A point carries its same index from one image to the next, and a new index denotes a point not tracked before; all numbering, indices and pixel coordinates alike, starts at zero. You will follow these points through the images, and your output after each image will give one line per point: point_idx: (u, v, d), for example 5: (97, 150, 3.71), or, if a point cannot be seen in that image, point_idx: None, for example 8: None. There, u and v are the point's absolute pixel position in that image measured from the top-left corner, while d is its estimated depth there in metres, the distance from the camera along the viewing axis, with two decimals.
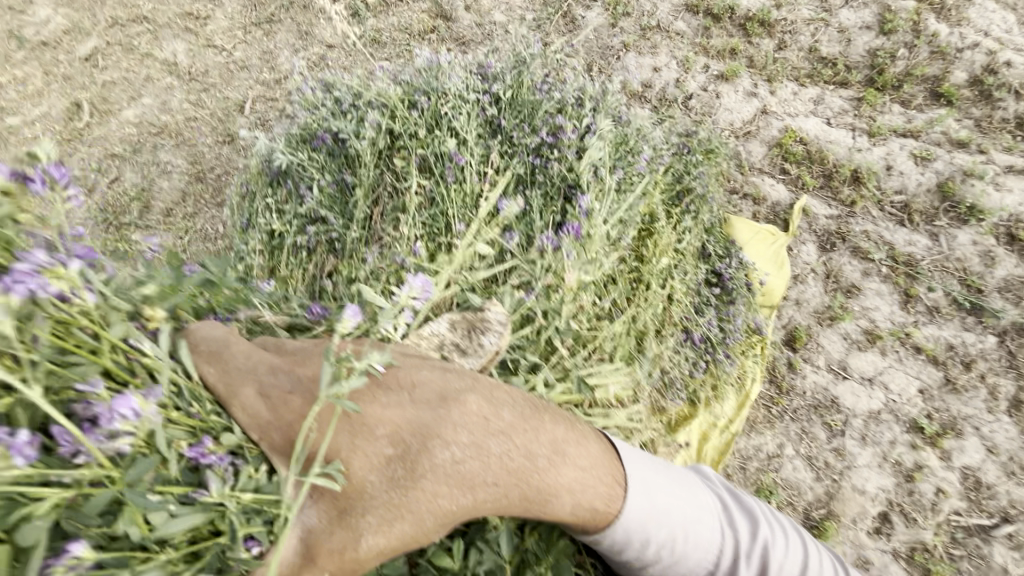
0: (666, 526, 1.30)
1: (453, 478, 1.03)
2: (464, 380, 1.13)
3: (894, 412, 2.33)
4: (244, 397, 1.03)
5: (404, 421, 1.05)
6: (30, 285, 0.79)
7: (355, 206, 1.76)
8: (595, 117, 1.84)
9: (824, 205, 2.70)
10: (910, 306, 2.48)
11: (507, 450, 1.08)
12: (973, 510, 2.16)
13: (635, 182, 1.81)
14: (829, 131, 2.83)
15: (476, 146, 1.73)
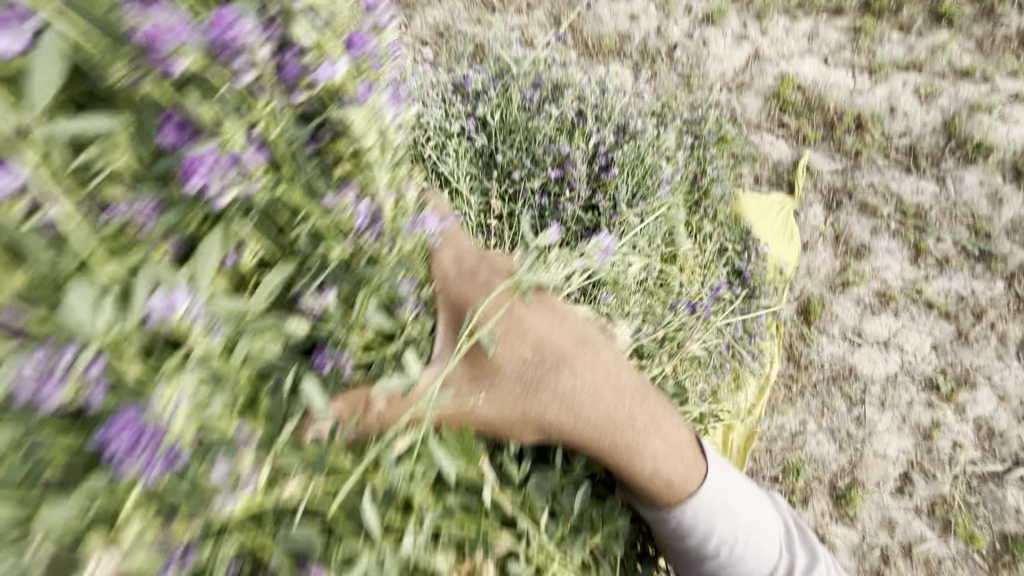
0: (731, 523, 1.32)
1: (567, 407, 1.07)
2: (600, 339, 1.18)
3: (910, 373, 2.34)
4: (446, 268, 1.10)
5: (553, 338, 1.09)
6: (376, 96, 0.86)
7: None
8: (600, 136, 1.68)
9: (827, 160, 2.53)
10: (920, 260, 2.42)
11: (615, 405, 1.12)
12: (987, 458, 2.25)
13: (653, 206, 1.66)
14: (827, 73, 2.60)
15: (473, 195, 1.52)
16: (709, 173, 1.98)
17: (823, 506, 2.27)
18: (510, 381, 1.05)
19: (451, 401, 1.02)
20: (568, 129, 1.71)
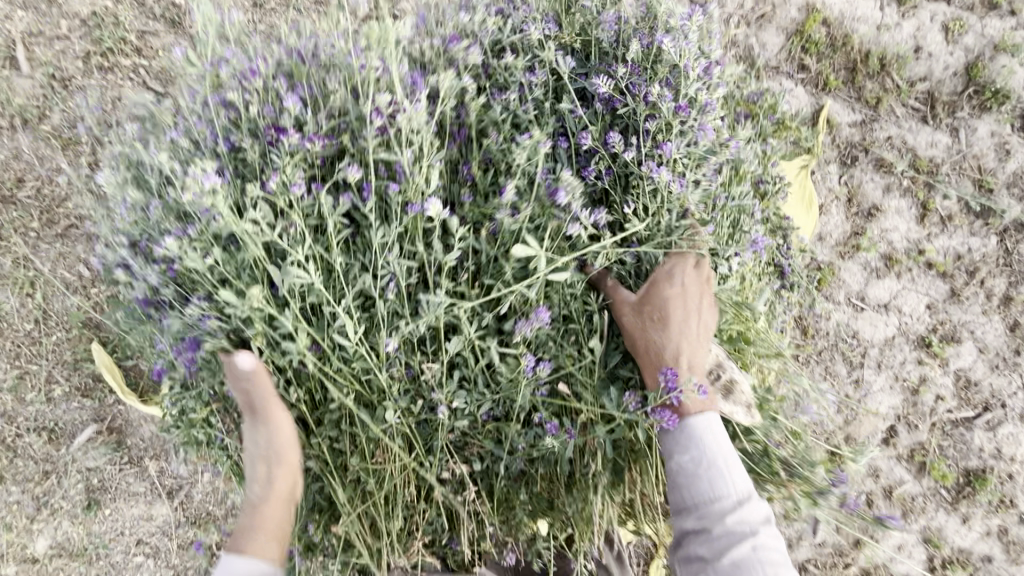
0: (706, 478, 1.47)
1: (659, 302, 1.60)
2: (693, 339, 1.61)
3: (905, 333, 2.39)
4: (696, 267, 1.64)
5: (694, 287, 1.63)
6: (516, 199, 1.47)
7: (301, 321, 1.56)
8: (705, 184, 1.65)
9: (846, 110, 2.31)
10: (926, 220, 2.37)
11: (682, 326, 1.61)
12: (962, 406, 2.43)
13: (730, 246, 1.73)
14: (855, 4, 2.27)
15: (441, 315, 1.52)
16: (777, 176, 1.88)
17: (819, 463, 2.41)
18: (673, 331, 1.59)
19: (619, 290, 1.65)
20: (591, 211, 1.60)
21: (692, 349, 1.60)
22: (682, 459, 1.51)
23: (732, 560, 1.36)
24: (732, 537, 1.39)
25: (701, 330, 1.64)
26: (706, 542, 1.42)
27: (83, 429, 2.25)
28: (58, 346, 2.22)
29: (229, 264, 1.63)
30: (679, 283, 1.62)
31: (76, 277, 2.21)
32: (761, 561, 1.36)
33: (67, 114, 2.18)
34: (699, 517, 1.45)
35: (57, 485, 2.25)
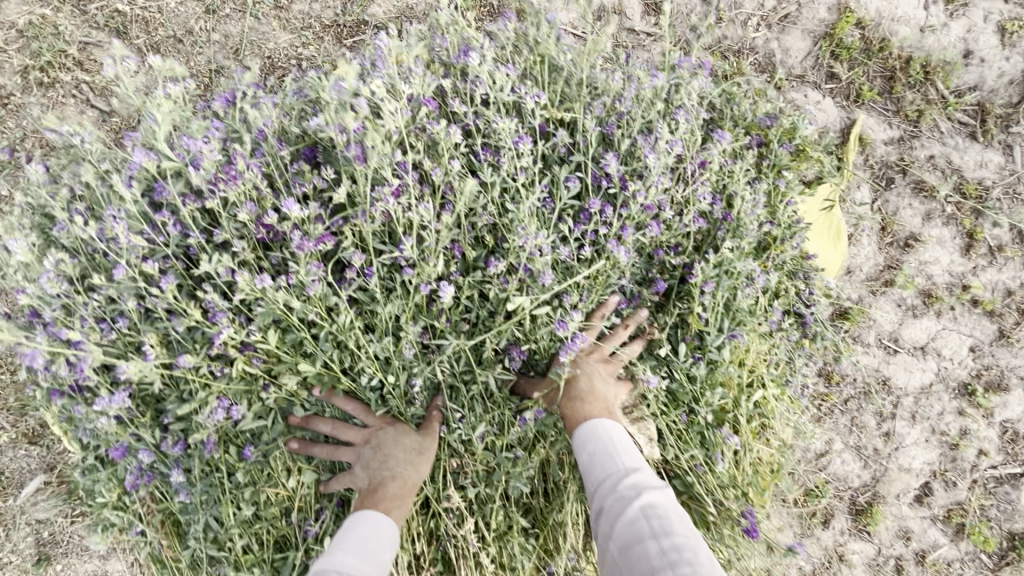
0: (592, 451, 1.03)
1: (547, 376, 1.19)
2: (589, 398, 1.12)
3: (945, 379, 2.10)
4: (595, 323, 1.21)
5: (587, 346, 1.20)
6: (528, 238, 1.11)
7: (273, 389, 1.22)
8: (697, 210, 1.25)
9: (882, 126, 2.00)
10: (972, 251, 2.06)
11: (571, 386, 1.14)
12: (1008, 461, 2.14)
13: (731, 305, 1.28)
14: (895, 1, 1.96)
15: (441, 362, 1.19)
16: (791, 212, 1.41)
17: (843, 524, 2.14)
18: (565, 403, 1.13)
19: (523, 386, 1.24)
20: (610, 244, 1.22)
21: (586, 408, 1.11)
22: (579, 459, 1.05)
23: (621, 531, 0.87)
24: (620, 509, 0.90)
25: (616, 404, 1.15)
26: (597, 521, 0.93)
27: (31, 479, 2.07)
28: (2, 390, 2.04)
29: (172, 340, 1.25)
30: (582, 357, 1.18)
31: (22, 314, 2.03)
32: (654, 524, 0.86)
33: (3, 135, 1.94)
34: (595, 502, 0.96)
35: (4, 537, 2.08)
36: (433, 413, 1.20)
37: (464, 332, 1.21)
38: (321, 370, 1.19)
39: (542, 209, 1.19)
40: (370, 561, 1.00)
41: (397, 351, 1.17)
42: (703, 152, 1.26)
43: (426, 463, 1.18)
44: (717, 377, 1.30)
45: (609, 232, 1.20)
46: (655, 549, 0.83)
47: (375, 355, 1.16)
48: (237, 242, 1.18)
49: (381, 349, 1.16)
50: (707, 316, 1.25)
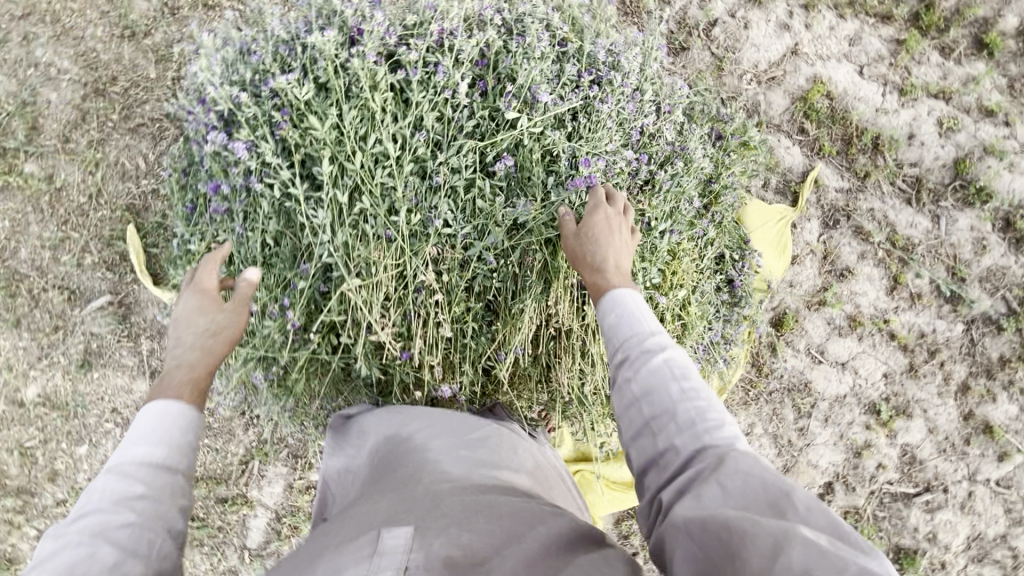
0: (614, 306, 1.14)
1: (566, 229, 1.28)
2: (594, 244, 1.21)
3: (857, 395, 2.49)
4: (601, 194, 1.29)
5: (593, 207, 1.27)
6: (534, 88, 1.31)
7: (261, 183, 1.31)
8: (666, 127, 1.52)
9: (836, 176, 2.51)
10: (895, 292, 2.50)
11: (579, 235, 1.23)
12: (903, 480, 2.48)
13: (677, 212, 1.55)
14: (859, 85, 2.51)
15: (414, 186, 1.26)
16: (728, 178, 1.80)
17: None
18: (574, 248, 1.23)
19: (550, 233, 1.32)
20: (597, 123, 1.35)
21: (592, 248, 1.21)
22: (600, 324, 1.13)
23: (650, 378, 1.01)
24: (647, 359, 1.03)
25: (622, 263, 1.19)
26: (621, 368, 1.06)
27: (99, 297, 2.53)
28: (100, 222, 2.54)
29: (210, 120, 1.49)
30: (601, 206, 1.25)
31: (133, 166, 2.55)
32: (676, 377, 1.00)
33: (168, 35, 2.57)
34: (617, 351, 1.07)
35: (62, 340, 2.52)
36: (241, 283, 1.29)
37: (442, 163, 1.25)
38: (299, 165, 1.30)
39: (545, 73, 1.34)
40: (163, 445, 1.07)
41: (366, 152, 1.24)
42: (676, 96, 1.62)
43: (216, 340, 1.27)
44: (655, 262, 1.51)
45: (591, 106, 1.38)
46: (680, 393, 0.99)
47: (351, 151, 1.23)
48: (277, 40, 1.36)
49: (356, 148, 1.24)
50: (657, 208, 1.49)
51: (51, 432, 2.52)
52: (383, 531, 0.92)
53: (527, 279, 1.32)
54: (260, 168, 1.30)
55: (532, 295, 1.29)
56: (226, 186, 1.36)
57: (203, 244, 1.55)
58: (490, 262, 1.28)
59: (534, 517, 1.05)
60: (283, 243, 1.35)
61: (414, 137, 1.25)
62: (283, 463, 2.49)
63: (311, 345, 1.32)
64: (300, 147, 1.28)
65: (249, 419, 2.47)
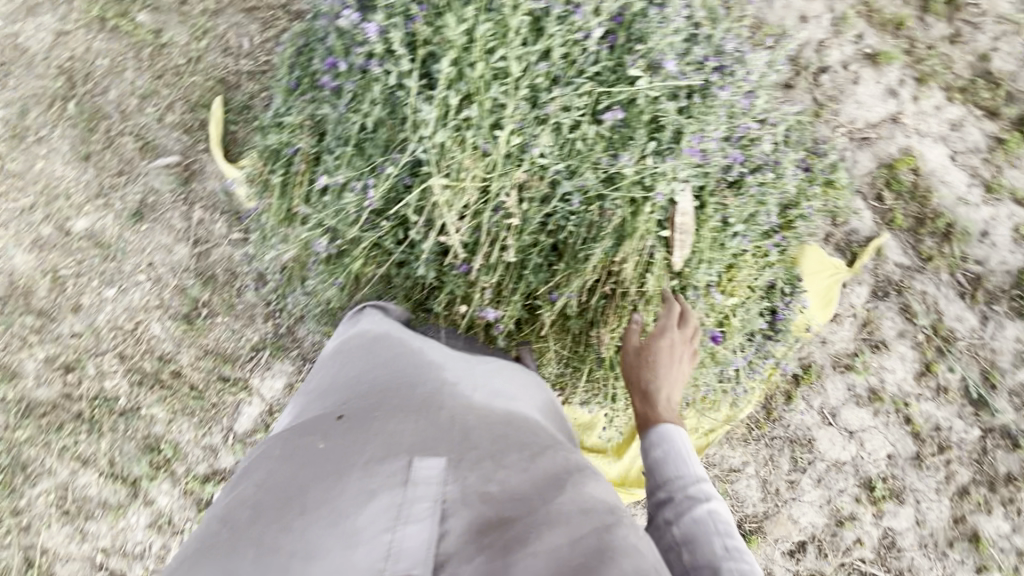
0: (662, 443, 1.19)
1: (634, 346, 1.38)
2: (653, 372, 1.31)
3: (856, 466, 2.49)
4: (674, 319, 1.38)
5: (662, 330, 1.36)
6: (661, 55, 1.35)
7: (380, 69, 1.37)
8: (768, 136, 1.54)
9: (899, 250, 2.50)
10: (923, 379, 2.49)
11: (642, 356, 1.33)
12: (875, 562, 2.48)
13: (755, 219, 1.57)
14: (948, 169, 2.51)
15: (522, 110, 1.30)
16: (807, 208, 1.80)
17: None
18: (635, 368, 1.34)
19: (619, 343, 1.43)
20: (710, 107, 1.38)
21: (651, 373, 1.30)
22: (646, 461, 1.20)
23: (690, 522, 1.03)
24: (689, 505, 1.07)
25: (674, 399, 1.28)
26: (664, 511, 1.09)
27: (168, 156, 2.60)
28: (190, 86, 2.61)
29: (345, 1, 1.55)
30: (668, 332, 1.34)
31: (236, 43, 2.61)
32: (715, 528, 1.01)
33: None
34: (660, 492, 1.13)
35: (123, 185, 2.60)
36: None
37: (554, 97, 1.30)
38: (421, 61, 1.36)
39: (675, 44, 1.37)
40: None
41: (489, 65, 1.29)
42: (784, 112, 1.63)
43: None
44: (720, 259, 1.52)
45: (708, 90, 1.41)
46: (717, 544, 0.99)
47: (475, 61, 1.28)
48: None
49: (480, 58, 1.29)
50: (738, 208, 1.50)
51: (85, 268, 2.59)
52: (416, 459, 0.98)
53: (599, 230, 1.34)
54: (385, 54, 1.36)
55: (602, 246, 1.32)
56: (343, 64, 1.43)
57: (298, 116, 1.63)
58: (571, 203, 1.32)
59: (569, 460, 1.09)
60: (381, 130, 1.40)
61: (538, 67, 1.30)
62: (290, 362, 2.54)
63: (380, 232, 1.37)
64: (428, 44, 1.33)
65: (271, 311, 2.53)
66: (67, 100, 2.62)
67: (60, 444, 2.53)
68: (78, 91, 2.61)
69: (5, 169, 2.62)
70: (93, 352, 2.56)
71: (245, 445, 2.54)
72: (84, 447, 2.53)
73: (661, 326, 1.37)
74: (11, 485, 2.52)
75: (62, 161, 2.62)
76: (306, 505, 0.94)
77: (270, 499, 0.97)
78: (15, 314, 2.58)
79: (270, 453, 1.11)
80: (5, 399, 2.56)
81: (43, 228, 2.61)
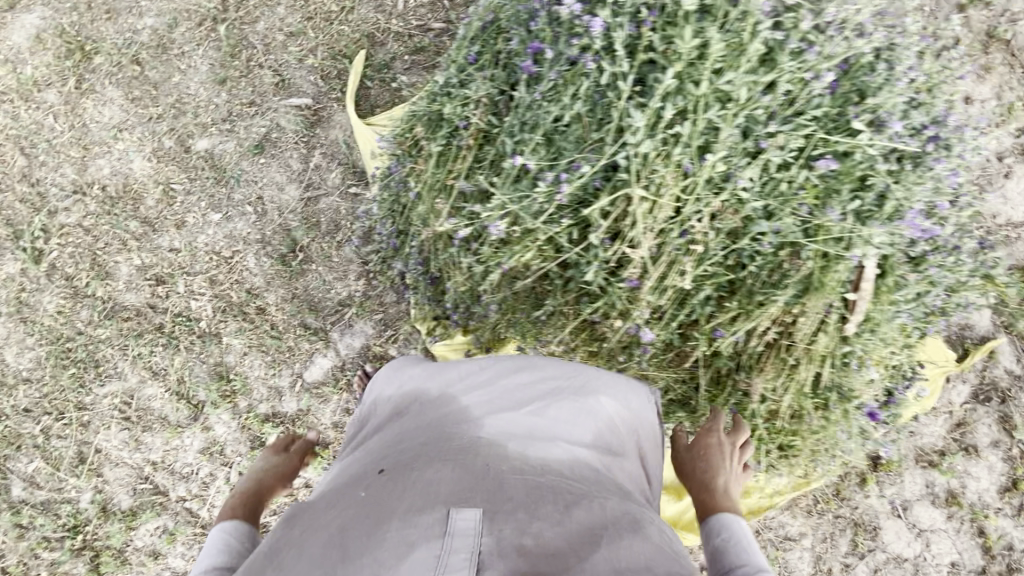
0: (722, 529, 1.14)
1: (685, 446, 1.39)
2: (707, 465, 1.31)
3: (916, 566, 2.39)
4: (719, 422, 1.40)
5: (710, 432, 1.38)
6: (888, 116, 1.29)
7: (594, 66, 1.34)
8: (959, 218, 1.47)
9: (1013, 357, 2.39)
10: (1007, 495, 2.38)
11: (693, 452, 1.35)
12: None
13: (921, 299, 1.50)
14: None
15: (735, 138, 1.25)
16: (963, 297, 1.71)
17: None
18: (687, 463, 1.34)
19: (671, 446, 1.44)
20: (921, 179, 1.32)
21: (704, 464, 1.32)
22: (706, 546, 1.14)
23: None
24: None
25: (732, 498, 1.24)
26: None
27: (300, 97, 2.61)
28: (338, 35, 2.61)
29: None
30: (716, 429, 1.38)
31: (390, 2, 2.61)
32: None
33: None
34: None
35: (252, 116, 2.62)
36: None
37: (771, 133, 1.25)
38: (637, 68, 1.32)
39: (902, 106, 1.31)
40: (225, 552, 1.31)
41: (713, 87, 1.25)
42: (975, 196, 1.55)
43: None
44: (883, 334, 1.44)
45: (921, 160, 1.34)
46: None
47: (701, 79, 1.24)
48: None
49: (706, 77, 1.25)
50: (914, 285, 1.43)
51: (197, 187, 2.62)
52: (451, 511, 0.97)
53: (784, 277, 1.28)
54: (603, 52, 1.33)
55: (784, 295, 1.27)
56: (550, 51, 1.41)
57: (479, 92, 1.62)
58: (762, 243, 1.26)
59: (605, 513, 1.08)
60: (575, 125, 1.37)
61: (762, 98, 1.25)
62: (372, 325, 2.53)
63: (555, 228, 1.33)
64: (652, 52, 1.30)
65: (366, 270, 2.52)
66: (217, 22, 2.65)
67: (135, 351, 2.56)
68: (230, 16, 2.65)
69: (143, 76, 2.66)
70: (186, 270, 2.59)
71: (311, 396, 2.54)
72: (157, 361, 2.56)
73: (707, 427, 1.40)
74: (81, 380, 2.56)
75: (198, 80, 2.64)
76: (351, 549, 0.94)
77: (314, 548, 0.97)
78: (121, 217, 2.61)
79: (316, 501, 1.13)
80: (93, 296, 2.60)
81: (165, 139, 2.64)
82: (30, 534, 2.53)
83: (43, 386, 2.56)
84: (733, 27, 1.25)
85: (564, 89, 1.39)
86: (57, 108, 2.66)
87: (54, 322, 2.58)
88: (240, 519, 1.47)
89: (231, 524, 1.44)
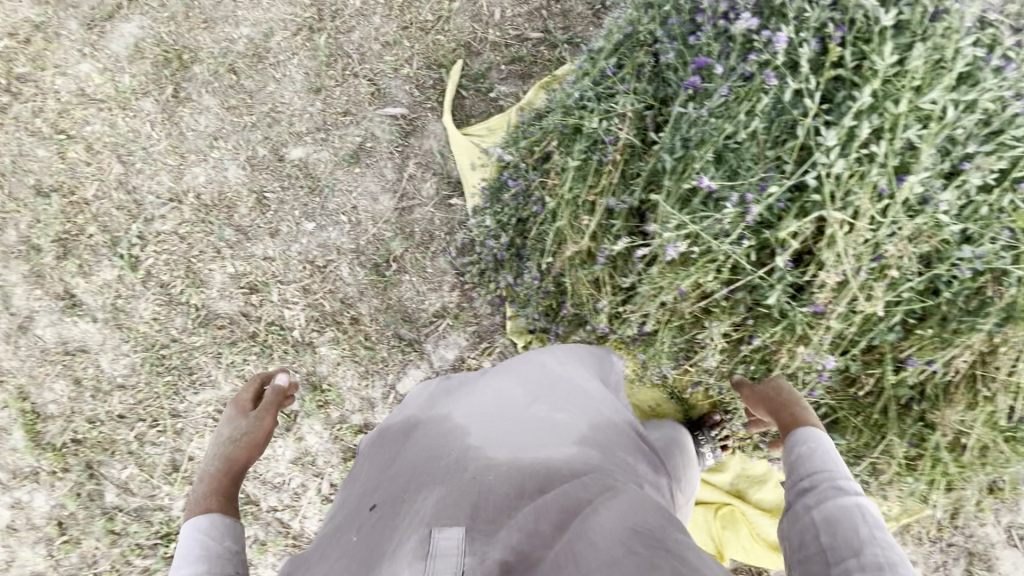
0: (803, 444, 1.19)
1: (763, 390, 1.42)
2: (792, 398, 1.35)
3: None
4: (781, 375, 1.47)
5: (780, 380, 1.44)
6: None
7: (774, 83, 1.29)
8: None
9: None
10: None
11: (777, 390, 1.39)
12: None
13: None
14: None
15: (934, 159, 1.20)
16: None
17: None
18: (774, 398, 1.37)
19: (745, 391, 1.46)
20: None
21: (788, 398, 1.35)
22: (789, 455, 1.20)
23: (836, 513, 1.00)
24: (834, 494, 1.03)
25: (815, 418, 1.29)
26: (805, 500, 1.07)
27: (395, 107, 2.60)
28: (434, 47, 2.60)
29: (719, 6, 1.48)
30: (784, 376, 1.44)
31: (486, 12, 2.60)
32: (842, 514, 1.00)
33: None
34: (803, 481, 1.11)
35: (346, 125, 2.62)
36: None
37: (973, 156, 1.19)
38: (821, 85, 1.27)
39: None
40: (205, 560, 1.20)
41: (913, 107, 1.19)
42: None
43: None
44: None
45: None
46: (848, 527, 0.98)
47: (899, 98, 1.18)
48: None
49: (906, 96, 1.19)
50: None
51: (290, 197, 2.62)
52: (434, 531, 0.91)
53: (985, 306, 1.25)
54: (785, 68, 1.28)
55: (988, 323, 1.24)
56: (721, 66, 1.37)
57: (624, 107, 1.57)
58: (960, 269, 1.22)
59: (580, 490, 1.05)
60: (749, 144, 1.33)
61: (965, 117, 1.19)
62: (466, 336, 2.50)
63: (734, 251, 1.31)
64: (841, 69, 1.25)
65: (461, 282, 2.50)
66: (314, 32, 2.66)
67: (228, 360, 2.56)
68: (326, 25, 2.65)
69: (238, 85, 2.67)
70: (280, 279, 2.59)
71: None
72: (250, 370, 2.55)
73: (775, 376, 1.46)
74: (176, 387, 2.57)
75: (293, 89, 2.65)
76: None
77: None
78: (216, 225, 2.62)
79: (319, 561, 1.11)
80: (187, 303, 2.61)
81: (259, 148, 2.64)
82: (123, 540, 2.54)
83: (137, 393, 2.58)
84: (934, 42, 1.19)
85: (735, 106, 1.34)
86: (154, 117, 2.68)
87: (149, 329, 2.59)
88: (217, 512, 1.37)
89: (206, 519, 1.33)
